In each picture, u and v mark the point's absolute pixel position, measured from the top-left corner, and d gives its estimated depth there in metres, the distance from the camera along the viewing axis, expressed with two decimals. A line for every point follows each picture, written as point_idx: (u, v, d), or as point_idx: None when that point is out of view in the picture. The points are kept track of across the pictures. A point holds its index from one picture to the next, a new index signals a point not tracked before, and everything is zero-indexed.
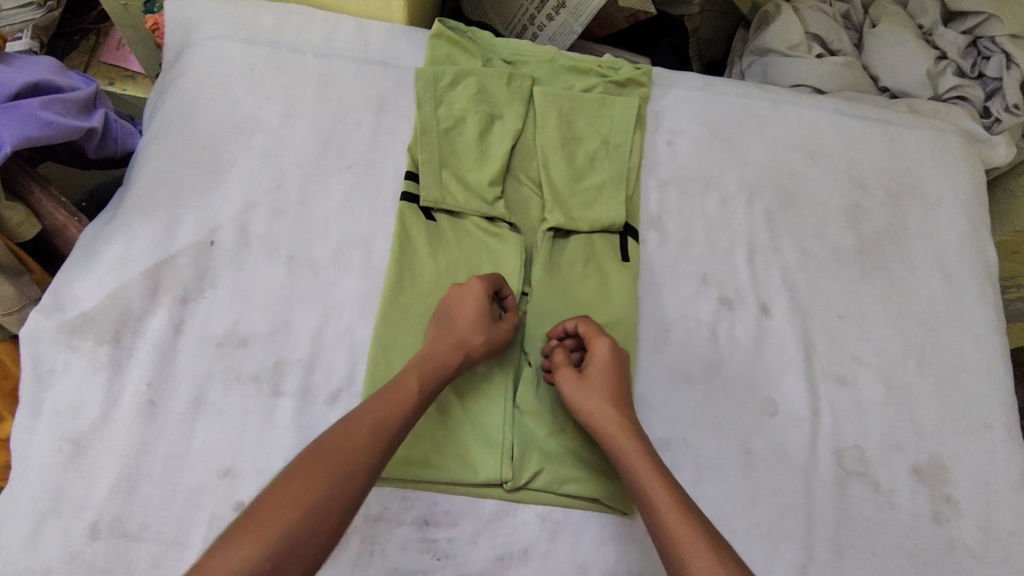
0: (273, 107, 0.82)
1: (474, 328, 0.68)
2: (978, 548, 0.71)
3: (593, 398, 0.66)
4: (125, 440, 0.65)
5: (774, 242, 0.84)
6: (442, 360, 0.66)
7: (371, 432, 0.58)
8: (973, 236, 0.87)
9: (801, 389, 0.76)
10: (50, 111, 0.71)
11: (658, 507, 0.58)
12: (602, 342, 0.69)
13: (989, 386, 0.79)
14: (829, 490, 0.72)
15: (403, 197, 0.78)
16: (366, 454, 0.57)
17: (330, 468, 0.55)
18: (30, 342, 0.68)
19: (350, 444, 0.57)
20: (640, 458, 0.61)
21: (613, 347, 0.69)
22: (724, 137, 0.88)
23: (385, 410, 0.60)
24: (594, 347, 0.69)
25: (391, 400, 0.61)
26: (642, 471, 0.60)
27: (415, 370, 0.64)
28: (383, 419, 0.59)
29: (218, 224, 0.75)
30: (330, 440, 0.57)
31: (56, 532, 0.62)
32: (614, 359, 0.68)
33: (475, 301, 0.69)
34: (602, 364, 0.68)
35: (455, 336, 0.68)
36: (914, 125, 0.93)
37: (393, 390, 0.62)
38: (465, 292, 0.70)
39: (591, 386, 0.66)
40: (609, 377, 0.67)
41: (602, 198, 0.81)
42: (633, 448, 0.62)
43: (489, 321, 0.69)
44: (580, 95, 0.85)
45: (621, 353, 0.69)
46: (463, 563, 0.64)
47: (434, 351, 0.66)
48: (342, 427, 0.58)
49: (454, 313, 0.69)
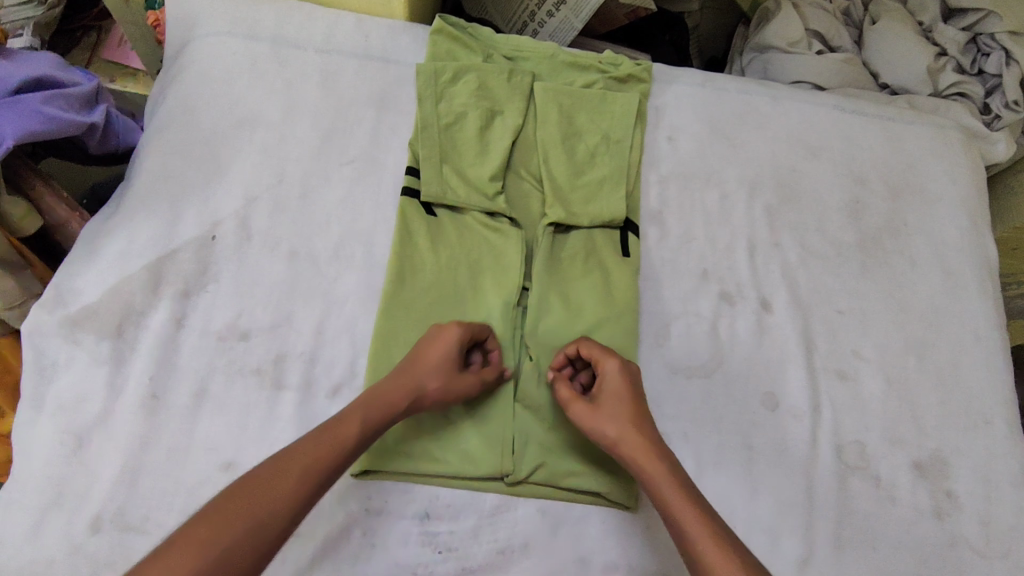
0: (274, 103, 0.82)
1: (433, 376, 0.65)
2: (979, 543, 0.71)
3: (613, 422, 0.64)
4: (127, 433, 0.66)
5: (774, 237, 0.84)
6: (390, 399, 0.63)
7: (300, 476, 0.56)
8: (974, 232, 0.87)
9: (802, 383, 0.76)
10: (52, 106, 0.72)
11: (693, 536, 0.56)
12: (613, 363, 0.67)
13: (989, 380, 0.79)
14: (829, 485, 0.72)
15: (404, 192, 0.78)
16: (287, 499, 0.55)
17: (239, 511, 0.53)
18: (32, 336, 0.69)
19: (274, 485, 0.55)
20: (671, 483, 0.59)
21: (625, 368, 0.67)
22: (724, 133, 0.89)
23: (319, 452, 0.58)
24: (607, 369, 0.67)
25: (328, 441, 0.58)
26: (674, 498, 0.58)
27: (360, 409, 0.61)
28: (313, 462, 0.57)
29: (219, 218, 0.75)
30: (256, 478, 0.55)
31: (59, 524, 0.62)
32: (629, 380, 0.67)
33: (444, 348, 0.66)
34: (618, 386, 0.66)
35: (412, 378, 0.64)
36: (914, 121, 0.93)
37: (335, 428, 0.59)
38: (438, 333, 0.67)
39: (611, 409, 0.65)
40: (628, 398, 0.65)
41: (602, 194, 0.81)
42: (661, 472, 0.60)
43: (454, 372, 0.66)
44: (581, 91, 0.85)
45: (634, 374, 0.68)
46: (464, 557, 0.64)
47: (387, 388, 0.63)
48: (273, 464, 0.56)
49: (421, 352, 0.66)
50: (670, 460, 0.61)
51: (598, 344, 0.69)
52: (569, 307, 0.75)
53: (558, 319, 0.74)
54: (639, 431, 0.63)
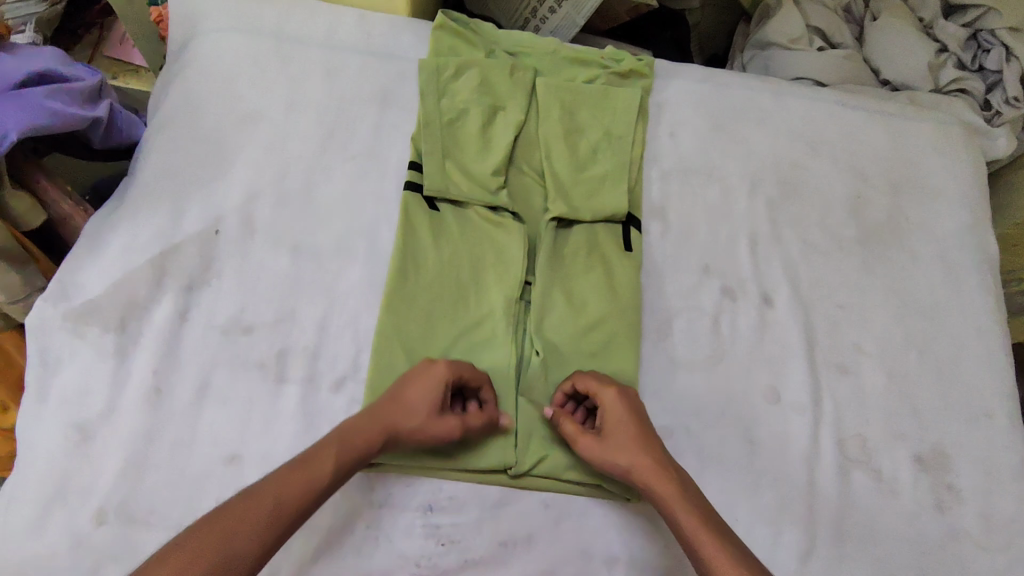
0: (277, 98, 0.82)
1: (412, 416, 0.63)
2: (980, 536, 0.71)
3: (622, 454, 0.64)
4: (131, 426, 0.66)
5: (776, 233, 0.84)
6: (366, 437, 0.61)
7: (268, 512, 0.54)
8: (974, 227, 0.87)
9: (804, 377, 0.76)
10: (55, 100, 0.72)
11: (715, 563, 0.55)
12: (611, 392, 0.67)
13: (991, 375, 0.79)
14: (831, 478, 0.72)
15: (407, 187, 0.78)
16: (252, 535, 0.53)
17: (204, 547, 0.51)
18: (36, 330, 0.69)
19: (241, 523, 0.53)
20: (686, 510, 0.59)
21: (624, 395, 0.67)
22: (726, 129, 0.89)
23: (291, 486, 0.56)
24: (605, 399, 0.67)
25: (300, 476, 0.57)
26: (693, 525, 0.58)
27: (336, 444, 0.60)
28: (285, 498, 0.55)
29: (223, 213, 0.76)
30: (225, 512, 0.53)
31: (63, 517, 0.62)
32: (630, 407, 0.67)
33: (426, 388, 0.65)
34: (619, 415, 0.66)
35: (390, 416, 0.63)
36: (914, 117, 0.94)
37: (309, 463, 0.58)
38: (422, 372, 0.66)
39: (618, 439, 0.64)
40: (633, 425, 0.65)
41: (604, 189, 0.81)
42: (677, 500, 0.60)
43: (436, 413, 0.64)
44: (583, 87, 0.86)
45: (634, 400, 0.68)
46: (468, 549, 0.64)
47: (365, 424, 0.62)
48: (243, 497, 0.54)
49: (403, 391, 0.65)
50: (685, 485, 0.61)
51: (593, 375, 0.69)
52: (572, 301, 0.75)
53: (561, 313, 0.74)
54: (649, 458, 0.63)
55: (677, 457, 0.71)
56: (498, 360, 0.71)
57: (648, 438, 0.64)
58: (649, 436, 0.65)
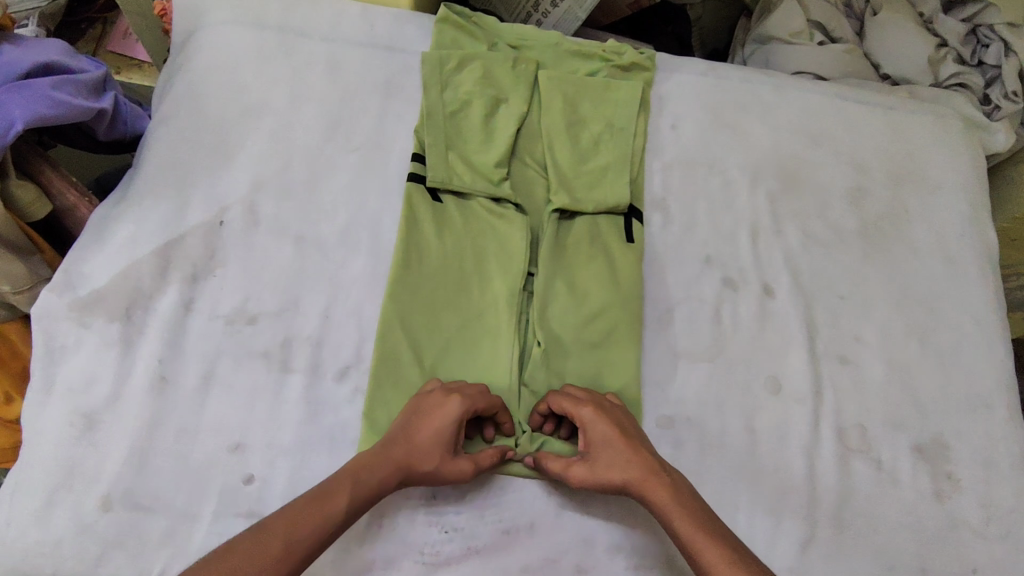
0: (280, 90, 0.83)
1: (427, 455, 0.62)
2: (979, 525, 0.72)
3: (615, 473, 0.62)
4: (137, 414, 0.66)
5: (777, 224, 0.84)
6: (380, 474, 0.60)
7: (278, 552, 0.53)
8: (974, 220, 0.88)
9: (804, 368, 0.77)
10: (62, 91, 0.73)
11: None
12: (590, 408, 0.65)
13: (990, 365, 0.80)
14: (832, 467, 0.73)
15: (410, 178, 0.78)
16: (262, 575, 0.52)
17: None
18: (42, 319, 0.69)
19: (250, 558, 0.52)
20: (685, 519, 0.58)
21: (602, 409, 0.66)
22: (727, 122, 0.89)
23: (302, 525, 0.55)
24: (584, 417, 0.65)
25: (312, 515, 0.56)
26: (696, 538, 0.57)
27: (350, 480, 0.59)
28: (296, 534, 0.55)
29: (227, 204, 0.76)
30: (233, 550, 0.53)
31: (70, 503, 0.63)
32: (611, 421, 0.65)
33: (443, 425, 0.63)
34: (603, 432, 0.64)
35: (404, 453, 0.62)
36: (915, 110, 0.94)
37: (321, 500, 0.57)
38: (439, 406, 0.64)
39: (608, 458, 0.63)
40: (617, 441, 0.63)
41: (606, 181, 0.81)
42: (678, 514, 0.59)
43: (450, 455, 0.63)
44: (584, 80, 0.86)
45: (614, 412, 0.66)
46: (470, 536, 0.65)
47: (379, 461, 0.61)
48: (252, 535, 0.54)
49: (418, 424, 0.63)
50: (683, 496, 0.60)
51: (569, 393, 0.68)
52: (574, 292, 0.76)
53: (563, 304, 0.75)
54: (641, 473, 0.61)
55: (678, 445, 0.71)
56: (501, 350, 0.71)
57: (634, 453, 0.63)
58: (637, 450, 0.63)
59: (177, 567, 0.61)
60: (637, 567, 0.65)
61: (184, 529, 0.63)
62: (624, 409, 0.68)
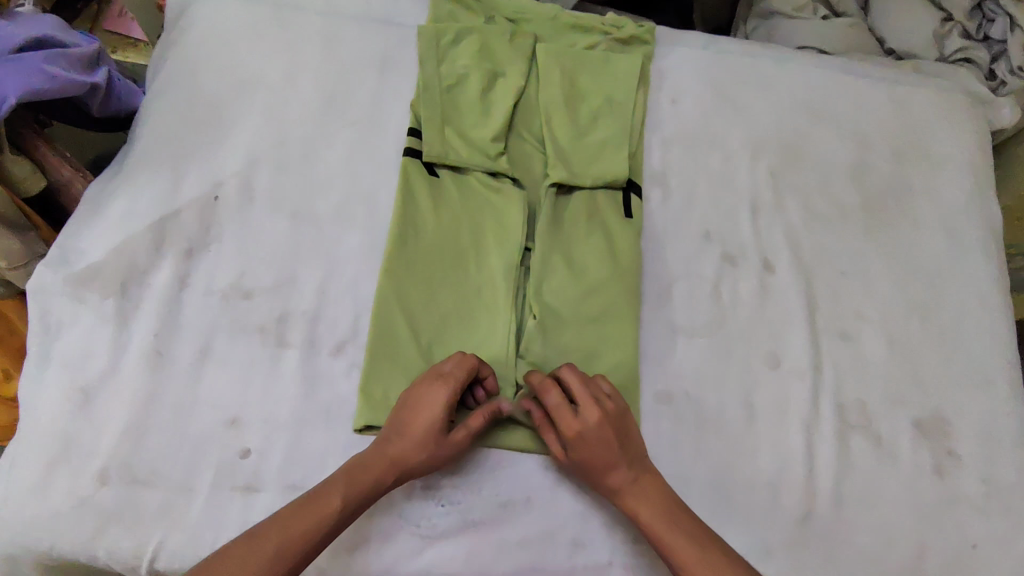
0: (276, 65, 0.82)
1: (418, 445, 0.60)
2: (979, 501, 0.71)
3: (600, 483, 0.62)
4: (133, 388, 0.66)
5: (779, 200, 0.83)
6: (374, 470, 0.60)
7: (270, 557, 0.54)
8: (978, 196, 0.87)
9: (804, 344, 0.76)
10: (54, 65, 0.72)
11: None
12: (571, 422, 0.61)
13: (992, 341, 0.79)
14: (830, 443, 0.72)
15: (407, 153, 0.77)
16: None
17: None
18: (38, 294, 0.69)
19: (243, 566, 0.53)
20: (673, 534, 0.58)
21: (583, 423, 0.61)
22: (728, 96, 0.88)
23: (295, 528, 0.55)
24: (566, 433, 0.62)
25: (304, 519, 0.56)
26: (683, 557, 0.57)
27: (342, 480, 0.58)
28: (288, 540, 0.55)
29: (221, 179, 0.75)
30: (226, 558, 0.53)
31: (66, 477, 0.63)
32: (597, 438, 0.61)
33: (431, 411, 0.61)
34: (585, 448, 0.61)
35: (395, 448, 0.60)
36: (918, 85, 0.93)
37: (313, 503, 0.57)
38: (424, 394, 0.62)
39: (592, 469, 0.62)
40: (606, 457, 0.61)
41: (605, 155, 0.80)
42: (667, 531, 0.58)
43: (442, 437, 0.61)
44: (583, 53, 0.85)
45: (597, 426, 0.61)
46: (467, 509, 0.65)
47: (371, 459, 0.60)
48: (245, 541, 0.54)
49: (406, 417, 0.62)
50: (666, 508, 0.60)
51: (555, 397, 0.63)
52: (572, 267, 0.75)
53: (561, 278, 0.74)
54: (630, 484, 0.61)
55: (677, 421, 0.71)
56: (498, 325, 0.71)
57: (617, 467, 0.61)
58: (621, 462, 0.61)
59: (173, 540, 0.61)
60: (633, 541, 0.65)
61: (181, 503, 0.63)
62: (613, 402, 0.63)
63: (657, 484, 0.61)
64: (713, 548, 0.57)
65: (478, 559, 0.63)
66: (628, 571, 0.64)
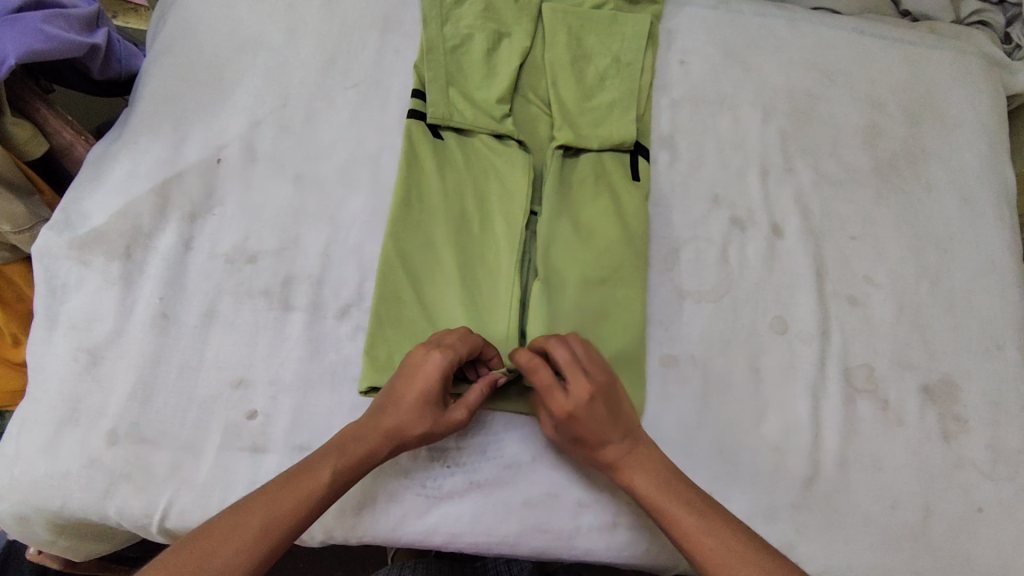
0: (277, 26, 0.81)
1: (415, 416, 0.60)
2: (985, 466, 0.71)
3: (597, 459, 0.61)
4: (140, 350, 0.66)
5: (788, 163, 0.82)
6: (370, 443, 0.59)
7: (257, 530, 0.53)
8: (992, 160, 0.85)
9: (812, 308, 0.75)
10: (53, 25, 0.71)
11: (708, 561, 0.54)
12: (562, 402, 0.59)
13: (1002, 306, 0.78)
14: (837, 407, 0.72)
15: (410, 115, 0.76)
16: (243, 551, 0.51)
17: (187, 565, 0.50)
18: (43, 256, 0.69)
19: (230, 535, 0.52)
20: (668, 498, 0.58)
21: (573, 405, 0.59)
22: (737, 57, 0.86)
23: (284, 500, 0.54)
24: (557, 412, 0.60)
25: (295, 490, 0.55)
26: (679, 517, 0.57)
27: (335, 452, 0.58)
28: (279, 510, 0.54)
29: (224, 142, 0.75)
30: (215, 528, 0.52)
31: (75, 438, 0.63)
32: (586, 419, 0.60)
33: (426, 382, 0.60)
34: (576, 428, 0.60)
35: (393, 419, 0.60)
36: (934, 45, 0.90)
37: (304, 475, 0.56)
38: (421, 364, 0.61)
39: (587, 446, 0.61)
40: (596, 434, 0.60)
41: (612, 116, 0.79)
42: (663, 497, 0.58)
43: (440, 410, 0.61)
44: (591, 12, 0.83)
45: (587, 406, 0.59)
46: (473, 470, 0.65)
47: (366, 430, 0.59)
48: (235, 512, 0.53)
49: (403, 387, 0.61)
50: (665, 480, 0.59)
51: (542, 378, 0.60)
52: (578, 231, 0.74)
53: (567, 241, 0.73)
54: (621, 456, 0.61)
55: (683, 384, 0.70)
56: (502, 288, 0.70)
57: (610, 441, 0.60)
58: (613, 436, 0.60)
59: (182, 500, 0.62)
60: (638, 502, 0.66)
61: (190, 463, 0.63)
62: (603, 373, 0.61)
63: (652, 455, 0.61)
64: (717, 514, 0.57)
65: (483, 519, 0.64)
66: (633, 531, 0.65)
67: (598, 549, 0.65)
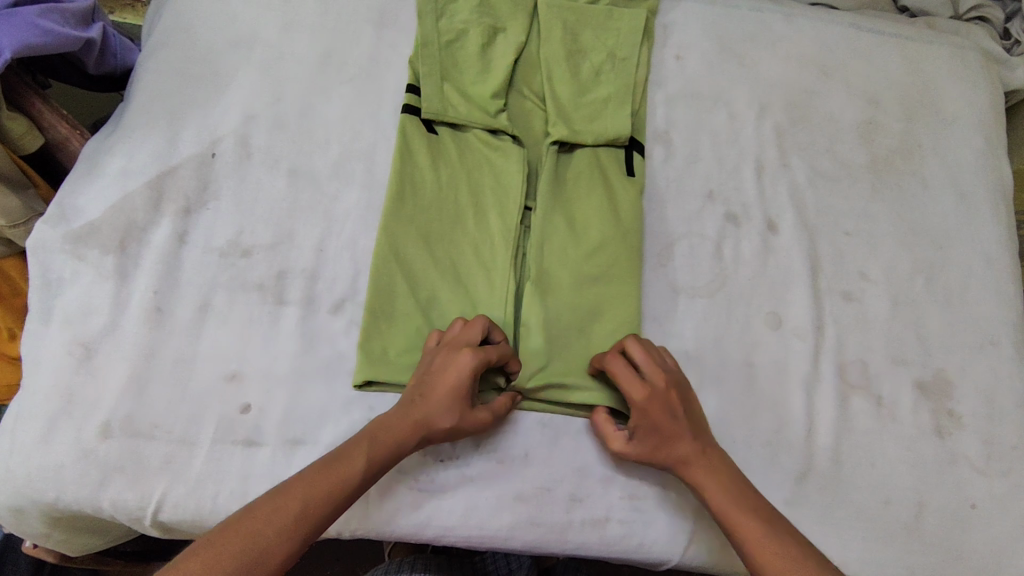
0: (273, 20, 0.81)
1: (443, 411, 0.60)
2: (979, 461, 0.71)
3: (666, 455, 0.62)
4: (134, 343, 0.67)
5: (784, 158, 0.82)
6: (400, 436, 0.60)
7: (296, 516, 0.53)
8: (989, 155, 0.85)
9: (807, 303, 0.75)
10: (49, 19, 0.71)
11: (769, 565, 0.55)
12: (641, 388, 0.62)
13: (998, 303, 0.78)
14: (830, 401, 0.72)
15: (404, 110, 0.76)
16: (279, 537, 0.52)
17: (232, 548, 0.50)
18: (37, 250, 0.69)
19: (268, 520, 0.52)
20: (730, 504, 0.59)
21: (652, 389, 0.62)
22: (733, 52, 0.86)
23: (320, 487, 0.55)
24: (637, 400, 0.62)
25: (329, 477, 0.56)
26: (739, 519, 0.58)
27: (366, 443, 0.58)
28: (316, 498, 0.54)
29: (219, 136, 0.75)
30: (252, 512, 0.52)
31: (69, 431, 0.63)
32: (663, 405, 0.62)
33: (457, 378, 0.61)
34: (651, 417, 0.62)
35: (422, 412, 0.60)
36: (932, 42, 0.90)
37: (337, 463, 0.57)
38: (451, 360, 0.62)
39: (659, 440, 0.62)
40: (668, 425, 0.62)
41: (607, 112, 0.79)
42: (726, 501, 0.59)
43: (468, 407, 0.61)
44: (586, 7, 0.83)
45: (665, 391, 0.62)
46: (465, 463, 0.65)
47: (396, 422, 0.60)
48: (271, 497, 0.54)
49: (433, 381, 0.62)
50: (733, 485, 0.60)
51: (622, 363, 0.64)
52: (572, 225, 0.74)
53: (562, 237, 0.73)
54: (690, 453, 0.61)
55: None
56: (496, 283, 0.70)
57: (683, 437, 0.62)
58: (686, 432, 0.62)
59: (176, 492, 0.62)
60: (631, 496, 0.66)
61: (183, 456, 0.63)
62: (675, 370, 0.65)
63: (721, 458, 0.62)
64: (778, 524, 0.58)
65: (475, 513, 0.64)
66: (625, 525, 0.65)
67: (591, 543, 0.65)
